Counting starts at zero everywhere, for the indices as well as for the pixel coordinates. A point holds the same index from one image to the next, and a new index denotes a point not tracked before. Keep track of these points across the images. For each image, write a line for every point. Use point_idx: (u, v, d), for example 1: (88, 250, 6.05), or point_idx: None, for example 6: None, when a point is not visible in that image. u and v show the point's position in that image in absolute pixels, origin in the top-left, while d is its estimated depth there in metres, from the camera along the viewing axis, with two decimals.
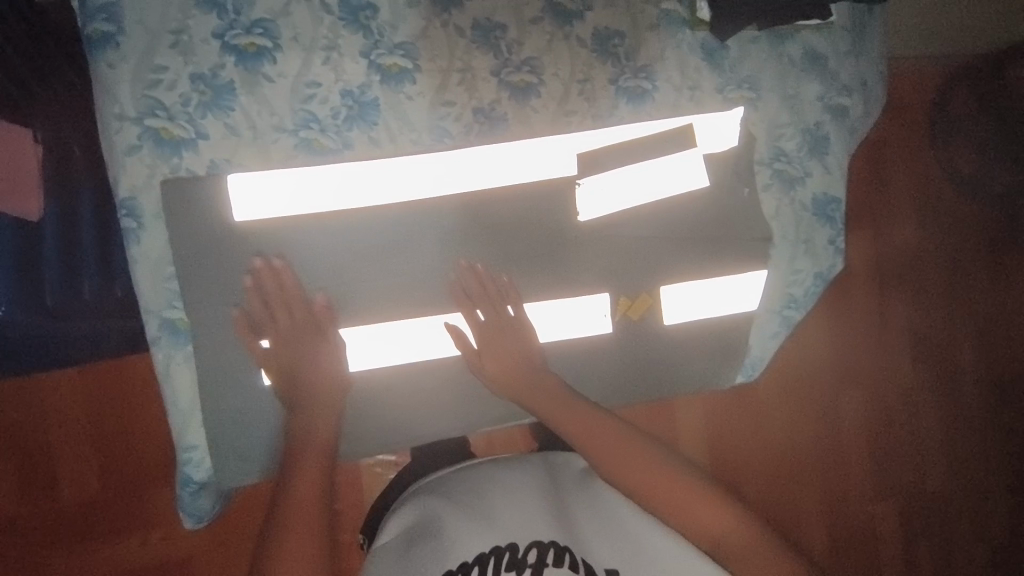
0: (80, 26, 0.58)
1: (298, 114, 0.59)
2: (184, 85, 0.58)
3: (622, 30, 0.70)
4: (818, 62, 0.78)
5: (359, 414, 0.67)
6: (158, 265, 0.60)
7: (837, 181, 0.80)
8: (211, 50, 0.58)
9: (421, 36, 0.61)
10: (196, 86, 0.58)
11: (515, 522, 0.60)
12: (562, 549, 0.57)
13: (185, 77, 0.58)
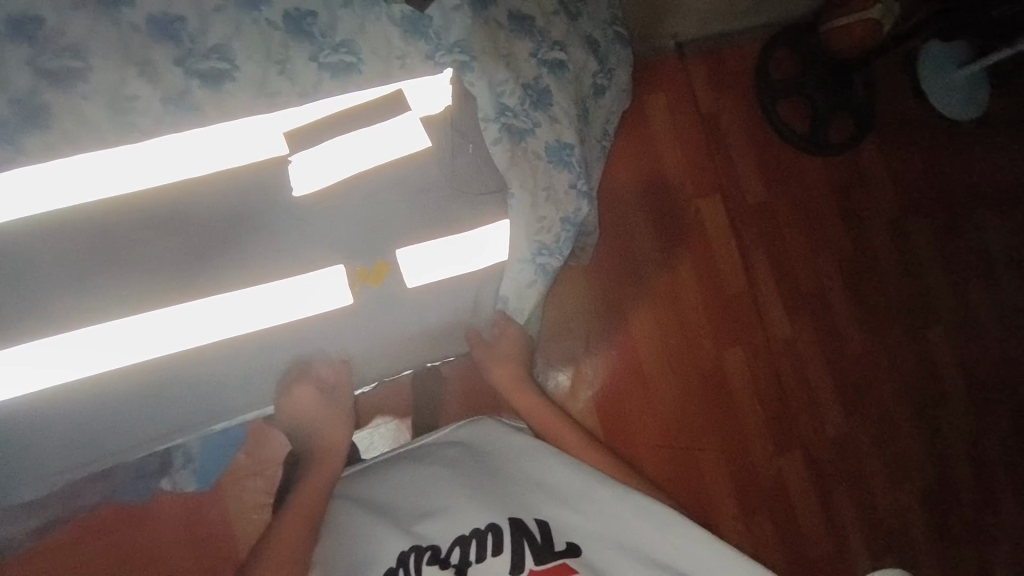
0: None
1: None
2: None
3: (314, 8, 0.71)
4: (524, 21, 0.83)
5: (123, 386, 0.77)
6: None
7: (568, 128, 0.85)
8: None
9: (91, 38, 0.64)
10: None
11: (460, 516, 0.76)
12: (484, 532, 0.74)
13: None
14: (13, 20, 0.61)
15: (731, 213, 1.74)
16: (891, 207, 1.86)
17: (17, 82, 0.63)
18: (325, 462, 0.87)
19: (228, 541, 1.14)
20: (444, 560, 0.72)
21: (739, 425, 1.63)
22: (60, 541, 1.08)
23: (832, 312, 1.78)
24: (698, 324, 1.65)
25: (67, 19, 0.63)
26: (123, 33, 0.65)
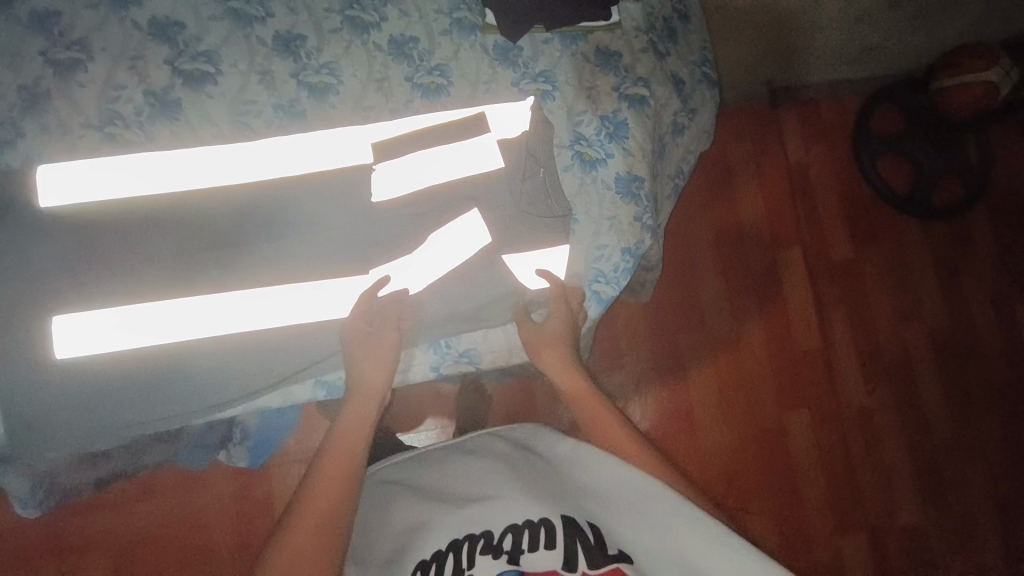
0: None
1: (104, 112, 0.74)
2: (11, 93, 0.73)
3: (417, 36, 0.83)
4: (612, 57, 0.87)
5: (183, 368, 0.76)
6: None
7: (640, 162, 0.84)
8: (37, 65, 0.74)
9: (224, 45, 0.77)
10: (42, 92, 0.74)
11: (511, 505, 0.69)
12: (538, 525, 0.66)
13: (31, 89, 0.74)
14: (161, 26, 0.76)
15: (813, 269, 1.66)
16: (995, 281, 1.71)
17: (159, 79, 0.75)
18: (346, 441, 0.73)
19: (267, 520, 1.20)
20: (496, 547, 0.65)
21: (795, 493, 1.52)
22: (121, 495, 1.18)
23: (916, 389, 1.64)
24: (761, 380, 1.57)
25: (218, 38, 0.77)
26: (253, 46, 0.78)
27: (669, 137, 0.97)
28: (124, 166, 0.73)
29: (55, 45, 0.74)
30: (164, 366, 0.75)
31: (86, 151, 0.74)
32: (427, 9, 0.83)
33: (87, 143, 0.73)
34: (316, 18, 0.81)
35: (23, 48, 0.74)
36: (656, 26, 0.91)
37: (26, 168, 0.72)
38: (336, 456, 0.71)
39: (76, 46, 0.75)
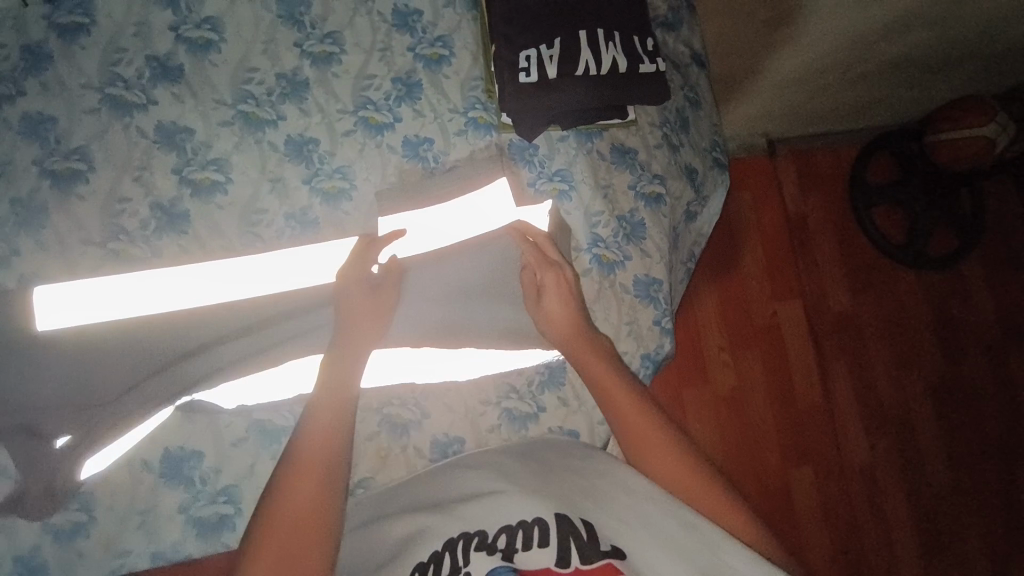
0: None
1: (107, 228, 0.71)
2: (2, 206, 0.69)
3: (431, 137, 0.82)
4: (628, 155, 0.86)
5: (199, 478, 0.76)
6: None
7: (658, 264, 0.84)
8: (29, 173, 0.70)
9: (235, 153, 0.76)
10: (31, 200, 0.70)
11: (512, 504, 0.65)
12: (531, 524, 0.61)
13: (20, 198, 0.70)
14: (168, 132, 0.75)
15: (812, 318, 1.66)
16: (988, 330, 1.72)
17: (166, 190, 0.73)
18: (324, 411, 0.59)
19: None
20: (490, 546, 0.60)
21: (798, 539, 1.53)
22: None
23: (916, 440, 1.64)
24: (764, 439, 1.56)
25: (230, 145, 0.76)
26: (265, 153, 0.77)
27: (684, 226, 0.96)
28: (125, 289, 0.69)
29: (44, 150, 0.71)
30: None
31: (87, 266, 0.70)
32: (441, 109, 0.83)
33: (86, 254, 0.70)
34: (328, 120, 0.80)
35: (13, 153, 0.71)
36: (670, 119, 0.91)
37: (19, 289, 0.68)
38: (314, 436, 0.57)
39: (71, 152, 0.71)
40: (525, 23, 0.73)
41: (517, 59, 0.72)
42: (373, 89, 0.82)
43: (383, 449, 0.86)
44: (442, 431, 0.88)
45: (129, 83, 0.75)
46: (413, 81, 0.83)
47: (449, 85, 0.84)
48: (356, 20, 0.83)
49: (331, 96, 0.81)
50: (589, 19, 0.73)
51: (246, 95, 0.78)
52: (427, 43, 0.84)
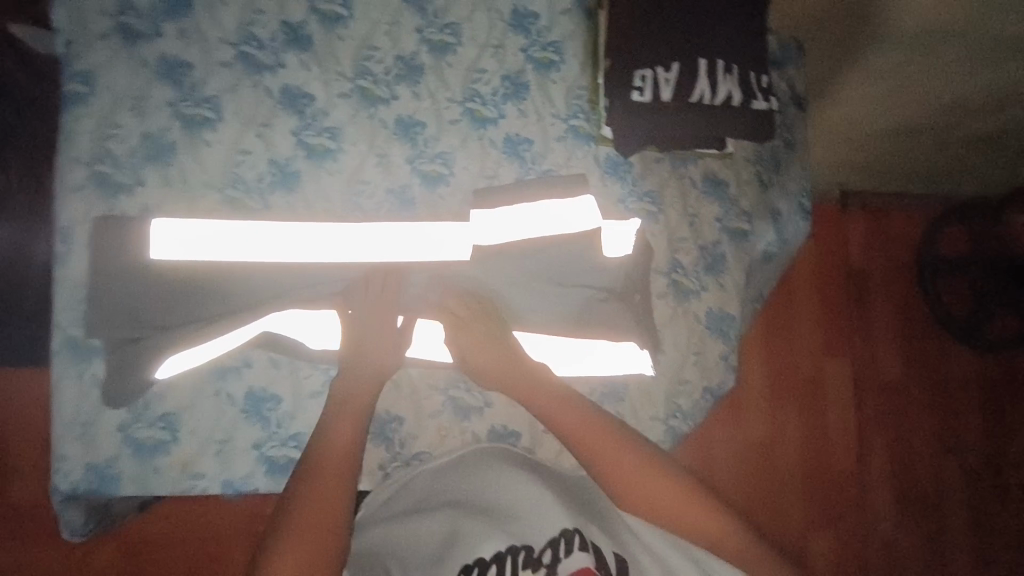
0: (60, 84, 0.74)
1: (227, 176, 0.76)
2: (134, 139, 0.74)
3: (532, 138, 0.84)
4: (721, 186, 0.87)
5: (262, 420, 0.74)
6: (72, 289, 0.72)
7: (733, 299, 0.85)
8: (161, 114, 0.75)
9: (348, 124, 0.80)
10: (159, 138, 0.75)
11: (541, 522, 0.66)
12: (571, 533, 0.63)
13: (150, 134, 0.74)
14: (292, 96, 0.79)
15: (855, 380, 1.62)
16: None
17: (283, 148, 0.78)
18: (346, 423, 0.65)
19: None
20: (536, 563, 0.62)
21: None
22: None
23: (942, 520, 1.59)
24: (789, 492, 1.54)
25: (346, 118, 0.80)
26: (376, 129, 0.81)
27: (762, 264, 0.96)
28: (231, 234, 0.74)
29: (177, 94, 0.75)
30: (225, 441, 0.74)
31: (204, 208, 0.76)
32: (545, 113, 0.85)
33: (203, 198, 0.76)
34: (436, 107, 0.83)
35: (148, 91, 0.75)
36: (766, 157, 0.91)
37: (140, 219, 0.73)
38: (339, 442, 0.63)
39: (202, 101, 0.76)
40: (645, 41, 0.73)
41: (632, 78, 0.73)
42: (482, 83, 0.84)
43: (444, 428, 0.87)
44: (500, 421, 0.88)
45: (262, 43, 0.78)
46: (521, 82, 0.85)
47: (555, 89, 0.85)
48: (477, 14, 0.85)
49: (443, 85, 0.83)
50: (709, 48, 0.73)
51: (365, 73, 0.82)
52: (541, 46, 0.86)
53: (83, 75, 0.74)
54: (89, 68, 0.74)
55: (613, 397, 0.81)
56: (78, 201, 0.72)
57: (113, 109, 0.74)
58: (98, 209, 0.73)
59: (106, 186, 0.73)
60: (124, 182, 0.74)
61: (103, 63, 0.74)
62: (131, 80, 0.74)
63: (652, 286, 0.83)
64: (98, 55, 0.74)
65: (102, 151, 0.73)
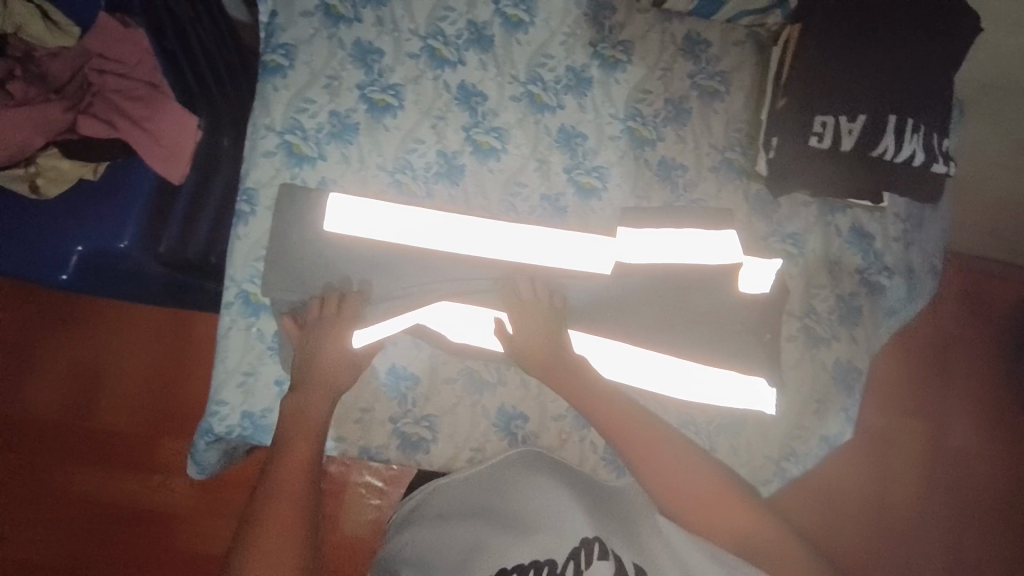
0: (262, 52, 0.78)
1: (399, 161, 0.80)
2: (323, 116, 0.78)
3: (686, 165, 0.86)
4: (862, 239, 0.88)
5: (402, 394, 0.79)
6: (252, 246, 0.78)
7: (862, 354, 0.87)
8: (350, 95, 0.79)
9: (515, 127, 0.83)
10: (344, 117, 0.79)
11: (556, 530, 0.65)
12: (592, 542, 0.62)
13: (337, 111, 0.79)
14: (467, 93, 0.82)
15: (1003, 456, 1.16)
16: None
17: (452, 142, 0.81)
18: (311, 415, 0.67)
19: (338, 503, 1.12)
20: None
21: None
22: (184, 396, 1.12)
23: None
24: None
25: (513, 121, 0.83)
26: (539, 134, 0.83)
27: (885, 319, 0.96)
28: (400, 219, 0.79)
29: (365, 76, 0.79)
30: (366, 409, 0.79)
31: (374, 188, 0.80)
32: (703, 142, 0.86)
33: (374, 179, 0.80)
34: (598, 121, 0.85)
35: (341, 72, 0.79)
36: (909, 214, 0.91)
37: (320, 192, 0.78)
38: (304, 432, 0.66)
39: (387, 87, 0.80)
40: (833, 86, 0.74)
41: (813, 122, 0.74)
42: (645, 103, 0.86)
43: (565, 430, 0.82)
44: None
45: (448, 39, 0.82)
46: (684, 107, 0.86)
47: (713, 119, 0.86)
48: (651, 34, 0.86)
49: (607, 100, 0.85)
50: (895, 103, 0.74)
51: (536, 78, 0.84)
52: (708, 75, 0.87)
53: (285, 45, 0.77)
54: (291, 40, 0.78)
55: (728, 427, 0.84)
56: (267, 167, 0.78)
57: (307, 83, 0.78)
58: (282, 176, 0.78)
59: (294, 156, 0.78)
60: (309, 155, 0.78)
61: (304, 39, 0.78)
62: (326, 58, 0.78)
63: (782, 326, 0.85)
64: (299, 30, 0.78)
65: (292, 122, 0.78)
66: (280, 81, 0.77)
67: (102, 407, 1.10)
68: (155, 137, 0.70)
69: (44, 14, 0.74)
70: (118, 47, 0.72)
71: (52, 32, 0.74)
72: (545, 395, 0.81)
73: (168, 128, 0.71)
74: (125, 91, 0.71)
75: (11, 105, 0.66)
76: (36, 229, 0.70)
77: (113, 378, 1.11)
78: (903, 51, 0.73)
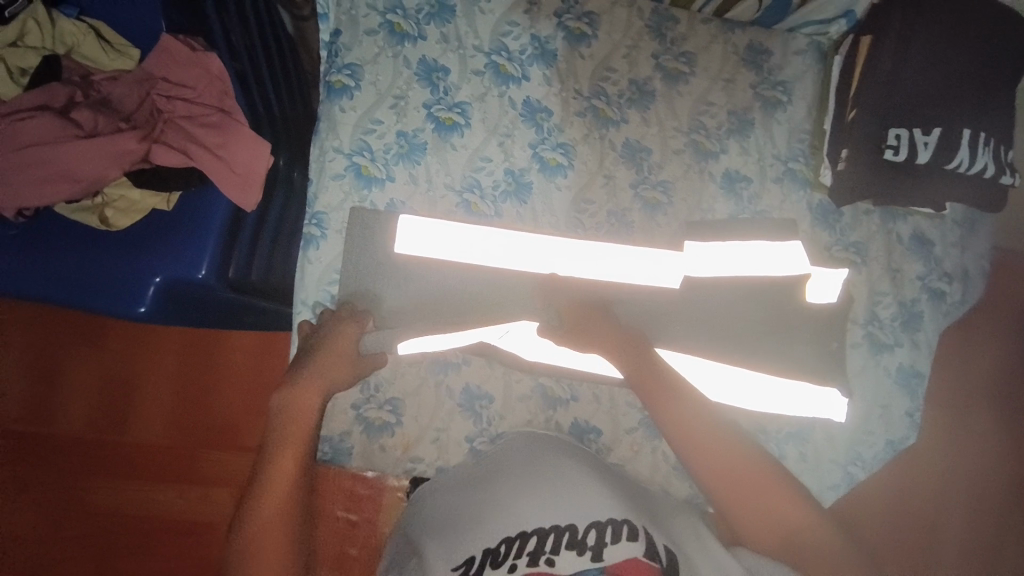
0: (326, 73, 0.77)
1: (467, 180, 0.79)
2: (391, 137, 0.77)
3: (750, 177, 0.86)
4: (924, 246, 0.88)
5: (477, 416, 0.79)
6: (324, 270, 0.77)
7: (925, 358, 0.86)
8: (417, 114, 0.78)
9: (581, 142, 0.82)
10: (410, 136, 0.78)
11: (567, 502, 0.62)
12: (620, 520, 0.57)
13: (404, 130, 0.77)
14: (532, 108, 0.81)
15: None
16: None
17: (519, 160, 0.81)
18: (297, 415, 0.66)
19: (373, 508, 0.98)
20: (580, 542, 0.54)
21: None
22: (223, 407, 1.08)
23: None
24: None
25: (578, 135, 0.82)
26: (605, 149, 0.83)
27: None
28: (470, 239, 0.78)
29: (431, 94, 0.78)
30: (442, 431, 0.79)
31: (443, 207, 0.79)
32: (767, 153, 0.86)
33: (442, 198, 0.79)
34: (660, 133, 0.84)
35: (407, 90, 0.78)
36: (969, 219, 0.91)
37: (391, 214, 0.77)
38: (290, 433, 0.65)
39: (453, 104, 0.79)
40: (904, 98, 0.73)
41: (887, 135, 0.74)
42: (708, 114, 0.85)
43: (638, 442, 0.81)
44: None
45: (513, 55, 0.81)
46: (747, 118, 0.86)
47: (776, 130, 0.86)
48: (712, 45, 0.86)
49: (670, 112, 0.85)
50: (968, 113, 0.73)
51: (600, 91, 0.83)
52: (770, 86, 0.87)
53: (350, 65, 0.76)
54: (356, 60, 0.76)
55: (798, 438, 0.84)
56: (334, 189, 0.76)
57: (372, 102, 0.77)
58: (351, 200, 0.77)
59: (361, 177, 0.77)
60: (377, 175, 0.77)
61: (369, 58, 0.77)
62: (392, 77, 0.77)
63: (849, 335, 0.85)
64: (364, 48, 0.77)
65: (359, 143, 0.77)
66: (346, 101, 0.76)
67: (139, 418, 1.08)
68: (231, 165, 0.69)
69: (101, 38, 0.72)
70: (181, 70, 0.70)
71: (107, 54, 0.71)
72: (619, 412, 0.81)
73: (241, 158, 0.70)
74: (195, 116, 0.70)
75: (84, 138, 0.63)
76: (111, 257, 0.69)
77: (148, 391, 1.08)
78: (976, 59, 0.73)
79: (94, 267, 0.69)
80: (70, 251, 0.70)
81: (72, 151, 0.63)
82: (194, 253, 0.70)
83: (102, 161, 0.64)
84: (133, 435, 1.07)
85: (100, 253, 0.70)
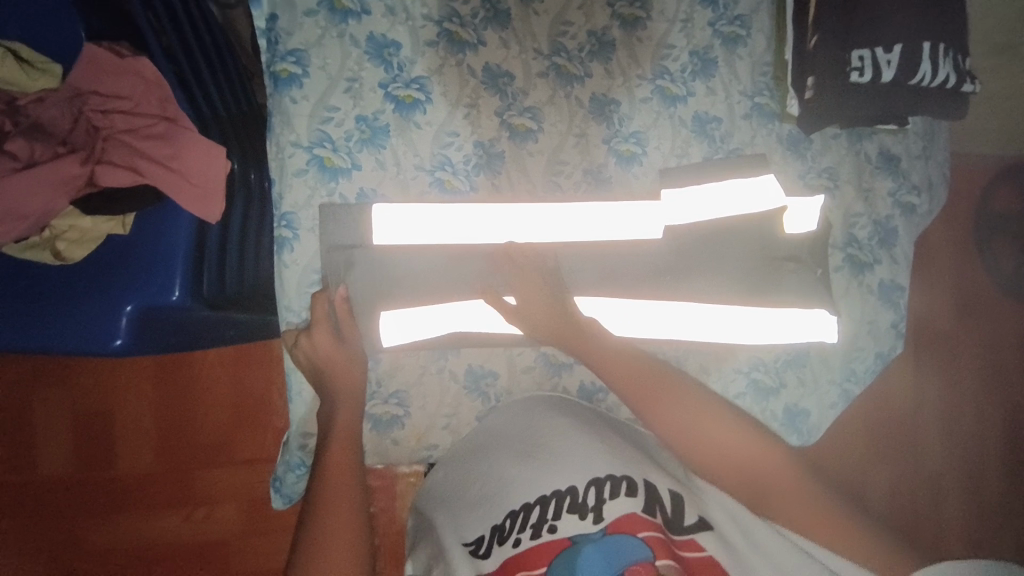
0: (270, 64, 0.72)
1: (437, 158, 0.76)
2: (350, 123, 0.73)
3: (720, 117, 0.85)
4: (891, 162, 0.90)
5: (484, 394, 0.78)
6: (303, 272, 0.73)
7: (904, 270, 0.89)
8: (375, 96, 0.74)
9: (548, 104, 0.80)
10: (370, 118, 0.74)
11: (580, 464, 0.59)
12: (619, 478, 0.57)
13: (363, 114, 0.74)
14: (493, 74, 0.78)
15: None
16: None
17: (488, 130, 0.78)
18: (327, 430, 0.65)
19: (387, 498, 0.97)
20: (581, 505, 0.55)
21: None
22: (212, 423, 1.04)
23: None
24: (951, 481, 1.16)
25: (546, 97, 0.80)
26: (573, 108, 0.81)
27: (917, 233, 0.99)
28: (446, 221, 0.75)
29: (385, 70, 0.74)
30: (452, 417, 0.78)
31: (417, 189, 0.76)
32: (733, 90, 0.85)
33: (416, 180, 0.76)
34: (624, 82, 0.82)
35: (358, 68, 0.73)
36: (934, 129, 0.92)
37: (361, 205, 0.73)
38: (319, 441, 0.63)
39: (410, 79, 0.75)
40: (866, 18, 0.71)
41: (849, 58, 0.72)
42: (670, 57, 0.84)
43: None
44: None
45: (464, 20, 0.77)
46: (709, 57, 0.85)
47: (738, 65, 0.85)
48: None
49: (631, 59, 0.83)
50: (928, 27, 0.71)
51: (556, 47, 0.80)
52: (728, 20, 0.85)
53: (290, 50, 0.72)
54: (297, 45, 0.72)
55: (796, 365, 0.86)
56: (297, 188, 0.73)
57: (322, 89, 0.72)
58: (319, 195, 0.73)
59: (324, 170, 0.73)
60: (338, 167, 0.73)
61: (312, 41, 0.72)
62: (338, 56, 0.73)
63: (832, 260, 0.87)
64: (304, 31, 0.72)
65: (314, 134, 0.72)
66: (293, 90, 0.72)
67: (123, 446, 1.03)
68: (186, 175, 0.67)
69: (21, 59, 0.67)
70: (111, 81, 0.67)
71: (30, 74, 0.67)
72: None
73: (194, 166, 0.67)
74: (138, 128, 0.67)
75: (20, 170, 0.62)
76: (76, 288, 0.67)
77: (126, 423, 1.03)
78: None
79: (56, 300, 0.66)
80: (31, 291, 0.66)
81: (10, 184, 0.60)
82: (161, 272, 0.67)
83: (45, 191, 0.62)
84: (120, 465, 1.02)
85: (65, 285, 0.67)
